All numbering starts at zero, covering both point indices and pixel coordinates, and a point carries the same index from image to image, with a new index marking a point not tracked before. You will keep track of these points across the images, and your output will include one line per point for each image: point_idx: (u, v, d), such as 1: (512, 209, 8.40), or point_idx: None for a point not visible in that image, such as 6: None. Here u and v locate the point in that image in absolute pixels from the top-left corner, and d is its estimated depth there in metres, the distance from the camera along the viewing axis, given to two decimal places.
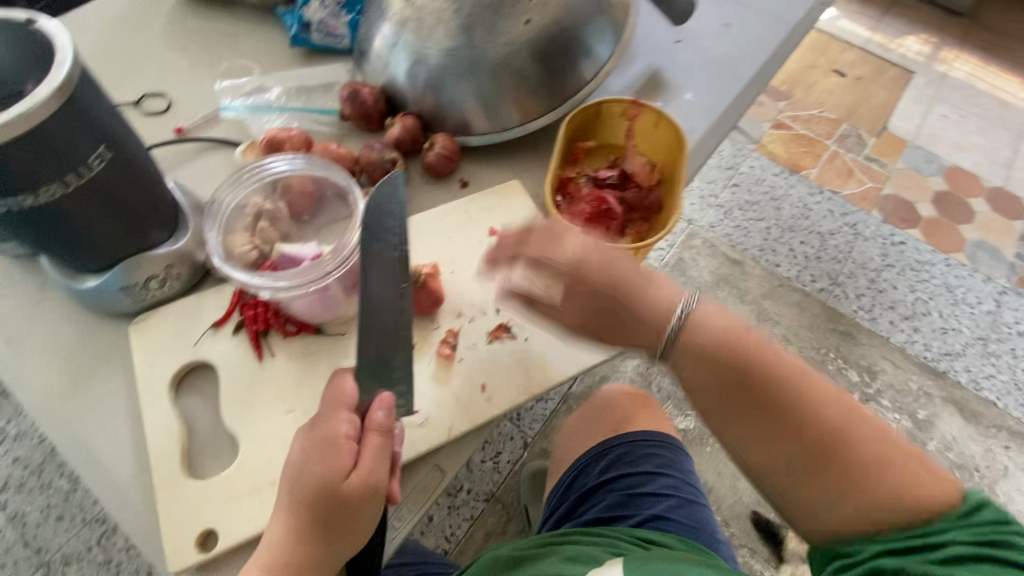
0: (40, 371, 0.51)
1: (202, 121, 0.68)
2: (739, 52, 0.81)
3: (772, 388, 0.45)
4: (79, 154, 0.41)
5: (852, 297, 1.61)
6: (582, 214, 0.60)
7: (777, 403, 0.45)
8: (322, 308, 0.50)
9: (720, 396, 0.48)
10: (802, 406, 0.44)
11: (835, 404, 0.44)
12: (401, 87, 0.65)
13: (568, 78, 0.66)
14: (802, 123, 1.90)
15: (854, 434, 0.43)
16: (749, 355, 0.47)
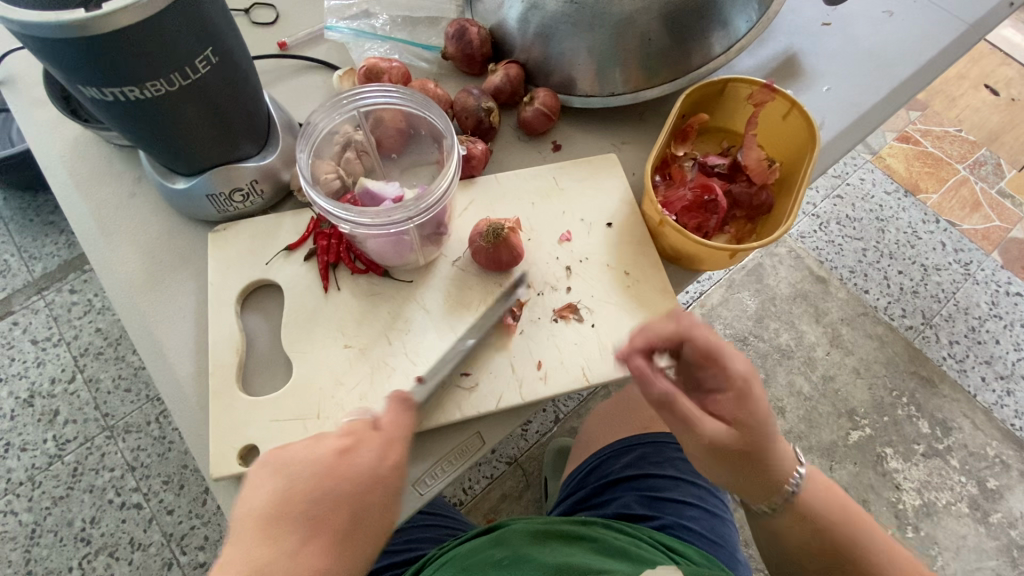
0: (124, 260, 0.53)
1: (305, 38, 0.67)
2: (895, 47, 0.70)
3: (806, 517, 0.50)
4: (188, 54, 0.40)
5: (944, 342, 1.45)
6: (681, 201, 0.54)
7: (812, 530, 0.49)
8: (394, 252, 0.49)
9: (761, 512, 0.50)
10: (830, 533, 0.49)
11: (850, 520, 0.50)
12: (511, 32, 0.61)
13: (694, 48, 0.59)
14: (933, 140, 1.69)
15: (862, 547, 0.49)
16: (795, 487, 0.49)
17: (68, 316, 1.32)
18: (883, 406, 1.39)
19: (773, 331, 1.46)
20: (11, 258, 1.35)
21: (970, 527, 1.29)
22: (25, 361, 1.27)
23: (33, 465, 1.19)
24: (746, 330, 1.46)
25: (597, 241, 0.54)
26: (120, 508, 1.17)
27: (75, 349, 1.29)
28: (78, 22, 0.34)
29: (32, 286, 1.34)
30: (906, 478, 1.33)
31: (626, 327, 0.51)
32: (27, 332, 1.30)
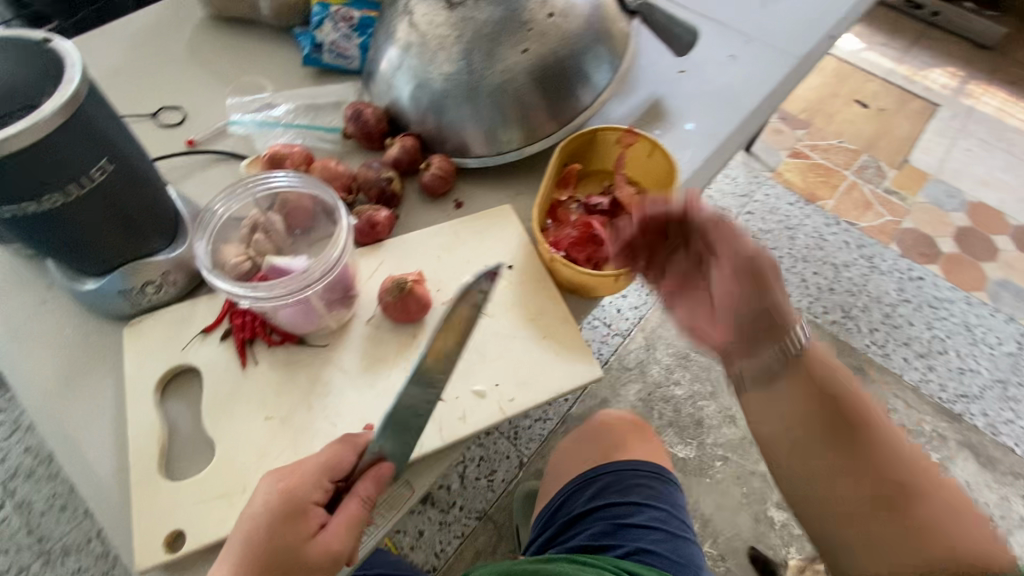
0: (39, 367, 0.53)
1: (214, 133, 0.71)
2: (741, 84, 0.82)
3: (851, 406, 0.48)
4: (83, 166, 0.44)
5: (865, 331, 1.57)
6: (567, 238, 0.60)
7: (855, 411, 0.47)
8: (305, 320, 0.52)
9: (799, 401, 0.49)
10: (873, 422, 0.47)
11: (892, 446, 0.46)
12: (403, 108, 0.68)
13: (565, 104, 0.67)
14: (820, 153, 1.89)
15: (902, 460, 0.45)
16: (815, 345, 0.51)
17: None
18: None
19: None
20: None
21: None
22: None
23: None
24: (689, 346, 1.53)
25: (500, 284, 0.59)
26: None
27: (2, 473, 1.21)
28: None
29: None
30: None
31: (532, 357, 0.55)
32: None
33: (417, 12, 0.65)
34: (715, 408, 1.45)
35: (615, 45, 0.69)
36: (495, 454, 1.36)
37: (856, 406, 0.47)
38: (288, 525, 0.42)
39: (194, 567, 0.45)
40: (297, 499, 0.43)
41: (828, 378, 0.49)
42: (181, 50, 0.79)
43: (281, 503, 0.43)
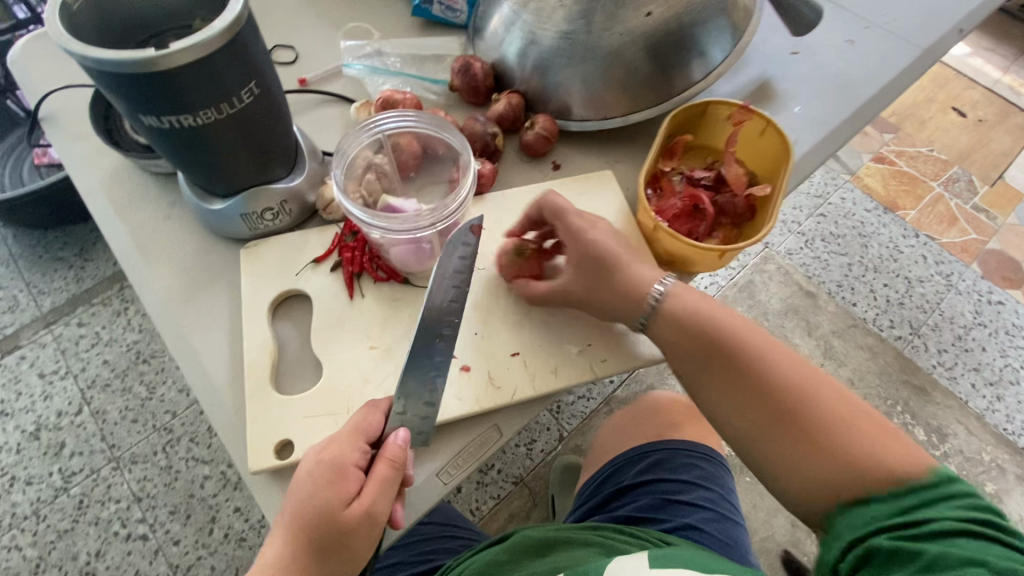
0: (162, 277, 0.57)
1: (324, 75, 0.73)
2: (858, 72, 0.77)
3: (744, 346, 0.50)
4: (234, 87, 0.46)
5: (932, 351, 1.50)
6: (671, 209, 0.60)
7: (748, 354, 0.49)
8: (415, 260, 0.53)
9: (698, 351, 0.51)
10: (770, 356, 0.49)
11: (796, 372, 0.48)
12: (511, 65, 0.67)
13: (678, 75, 0.65)
14: (907, 160, 1.78)
15: (815, 400, 0.47)
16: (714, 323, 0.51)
17: (76, 348, 1.34)
18: None
19: None
20: (21, 294, 1.38)
21: None
22: (32, 395, 1.29)
23: (38, 499, 1.19)
24: None
25: None
26: (126, 540, 1.17)
27: (82, 381, 1.31)
28: (148, 60, 0.40)
29: (41, 320, 1.36)
30: None
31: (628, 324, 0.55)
32: (34, 365, 1.32)
33: None
34: None
35: (736, 17, 0.66)
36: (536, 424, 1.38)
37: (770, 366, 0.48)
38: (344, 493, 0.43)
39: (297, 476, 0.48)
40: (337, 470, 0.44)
41: (709, 326, 0.51)
42: None
43: (333, 466, 0.44)
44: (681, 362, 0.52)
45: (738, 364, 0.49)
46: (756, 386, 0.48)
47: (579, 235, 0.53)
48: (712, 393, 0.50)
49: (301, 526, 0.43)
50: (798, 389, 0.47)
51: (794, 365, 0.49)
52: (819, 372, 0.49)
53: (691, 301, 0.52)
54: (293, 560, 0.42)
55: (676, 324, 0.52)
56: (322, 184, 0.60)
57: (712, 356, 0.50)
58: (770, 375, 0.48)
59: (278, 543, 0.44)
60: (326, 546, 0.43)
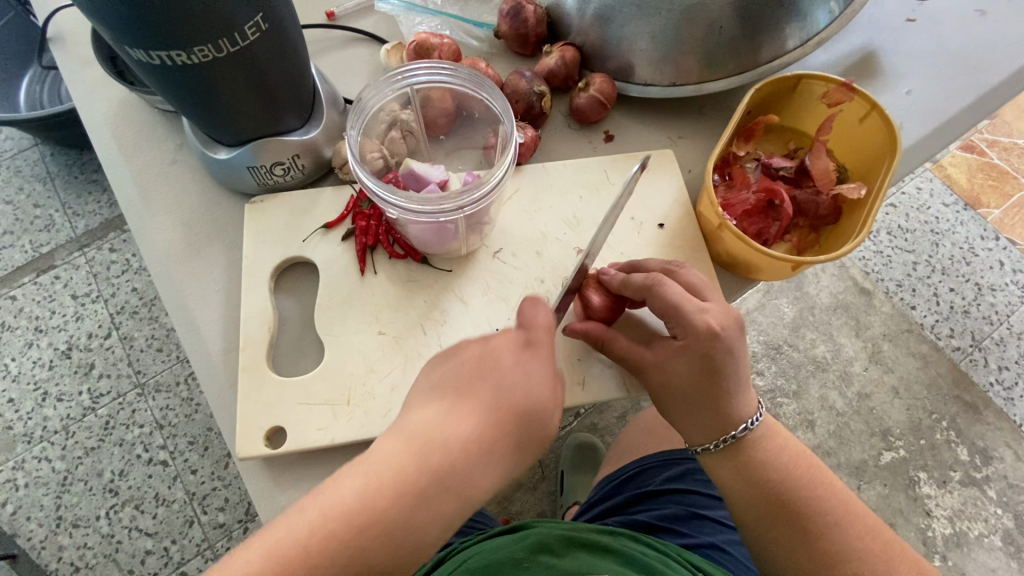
0: (164, 227, 0.52)
1: (355, 8, 0.64)
2: (987, 49, 0.64)
3: (807, 494, 0.43)
4: (238, 19, 0.38)
5: (992, 367, 1.37)
6: (742, 204, 0.51)
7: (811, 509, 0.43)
8: (435, 240, 0.47)
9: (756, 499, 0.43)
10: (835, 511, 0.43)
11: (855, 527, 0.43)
12: (568, 12, 0.57)
13: (768, 39, 0.54)
14: (1000, 151, 1.58)
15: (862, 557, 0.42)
16: (782, 461, 0.44)
17: (106, 274, 1.35)
18: (920, 429, 1.32)
19: (809, 341, 1.40)
20: (56, 214, 1.38)
21: (1002, 561, 1.23)
22: (64, 315, 1.31)
23: (68, 416, 1.23)
24: (781, 338, 1.40)
25: (646, 242, 0.52)
26: (147, 464, 1.21)
27: (112, 307, 1.32)
28: None
29: (74, 242, 1.37)
30: (938, 505, 1.27)
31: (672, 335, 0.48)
32: (67, 286, 1.33)
33: None
34: (793, 408, 1.34)
35: None
36: None
37: (834, 526, 0.43)
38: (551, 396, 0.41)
39: (289, 466, 0.44)
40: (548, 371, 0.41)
41: (776, 474, 0.43)
42: None
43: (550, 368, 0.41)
44: (739, 498, 0.44)
45: (812, 528, 0.43)
46: (825, 555, 0.42)
47: (691, 342, 0.42)
48: (767, 543, 0.44)
49: (506, 411, 0.39)
50: (867, 563, 0.42)
51: (854, 513, 0.44)
52: (890, 541, 0.44)
53: (772, 444, 0.44)
54: (488, 449, 0.37)
55: (748, 468, 0.44)
56: (341, 139, 0.53)
57: (783, 510, 0.43)
58: (844, 550, 0.42)
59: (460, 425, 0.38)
60: (518, 444, 0.39)
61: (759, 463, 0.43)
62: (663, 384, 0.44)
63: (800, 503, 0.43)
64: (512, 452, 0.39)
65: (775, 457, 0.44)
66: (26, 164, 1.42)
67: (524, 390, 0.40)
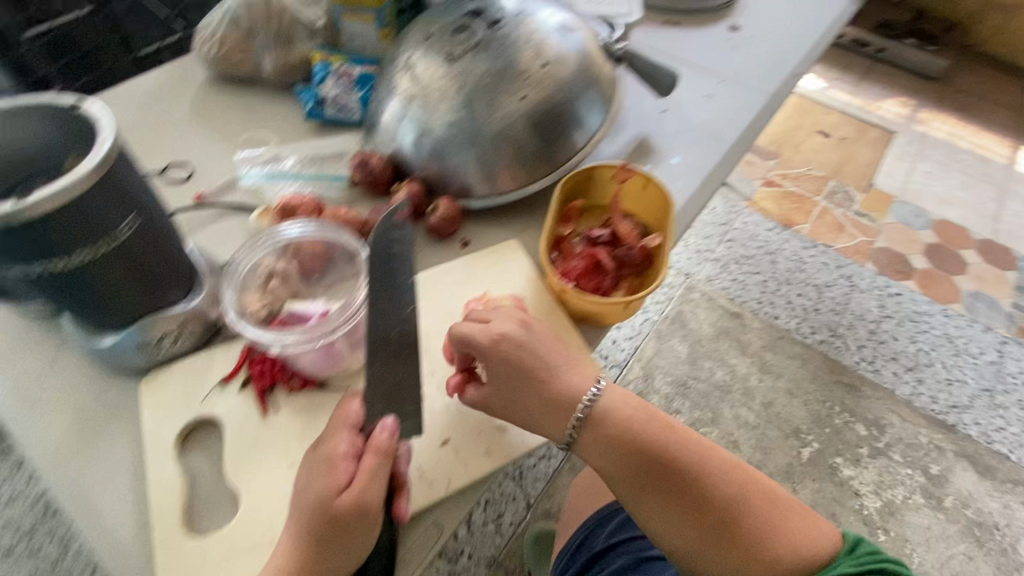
0: (51, 428, 0.52)
1: (221, 186, 0.73)
2: (721, 119, 0.87)
3: (674, 458, 0.51)
4: (113, 222, 0.45)
5: (852, 348, 1.61)
6: (575, 270, 0.63)
7: (679, 468, 0.51)
8: (327, 364, 0.52)
9: (631, 472, 0.51)
10: (701, 470, 0.51)
11: (721, 472, 0.52)
12: (406, 156, 0.71)
13: (561, 145, 0.70)
14: (791, 180, 1.98)
15: (737, 500, 0.51)
16: (645, 434, 0.52)
17: None
18: (822, 419, 1.49)
19: (708, 370, 1.56)
20: None
21: (931, 516, 1.36)
22: None
23: None
24: (685, 374, 1.55)
25: None
26: None
27: None
28: (8, 213, 0.38)
29: None
30: (862, 482, 1.40)
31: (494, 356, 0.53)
32: None
33: (418, 68, 0.69)
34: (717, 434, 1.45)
35: (604, 89, 0.73)
36: (502, 496, 1.32)
37: (696, 475, 0.51)
38: (308, 506, 0.43)
39: None
40: (291, 509, 0.45)
41: (639, 442, 0.52)
42: (185, 112, 0.82)
43: (291, 501, 0.45)
44: (620, 472, 0.52)
45: (678, 479, 0.51)
46: (695, 502, 0.51)
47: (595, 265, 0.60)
48: (654, 504, 0.51)
49: (303, 519, 0.44)
50: (729, 497, 0.51)
51: (718, 462, 0.53)
52: (745, 478, 0.53)
53: (627, 414, 0.53)
54: (303, 549, 0.43)
55: (611, 444, 0.52)
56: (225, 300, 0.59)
57: (651, 470, 0.51)
58: (710, 495, 0.51)
59: (284, 538, 0.44)
60: (329, 535, 0.43)
61: (626, 439, 0.52)
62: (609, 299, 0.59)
63: (664, 461, 0.51)
64: (327, 545, 0.43)
65: (641, 428, 0.52)
66: None
67: (310, 492, 0.44)
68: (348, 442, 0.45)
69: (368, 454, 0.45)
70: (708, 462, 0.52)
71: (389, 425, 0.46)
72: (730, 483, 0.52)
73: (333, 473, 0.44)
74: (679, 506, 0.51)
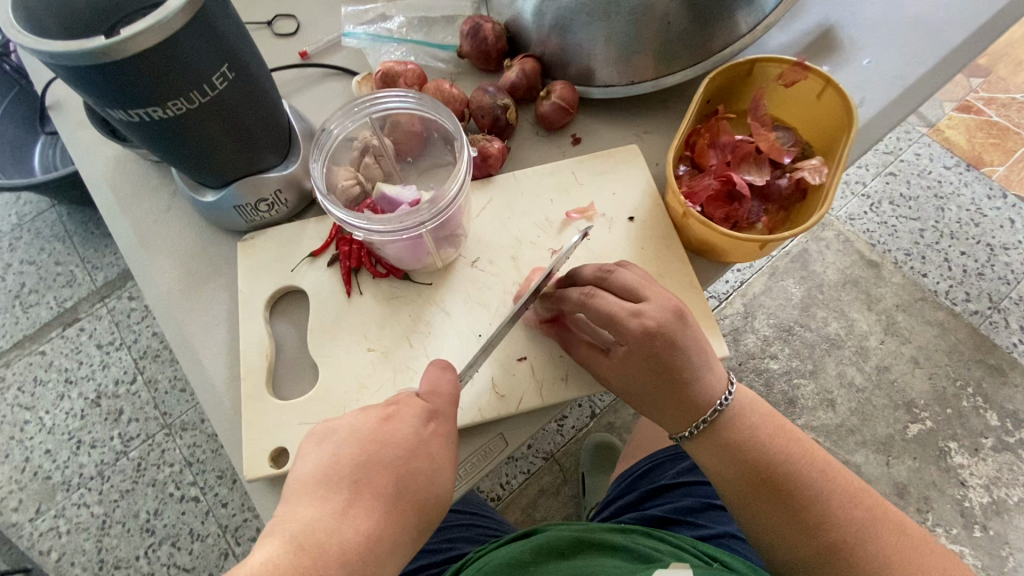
0: (163, 271, 0.55)
1: (326, 46, 0.68)
2: (945, 11, 0.64)
3: (790, 466, 0.45)
4: (205, 73, 0.42)
5: (1014, 328, 1.34)
6: (706, 190, 0.52)
7: (795, 477, 0.45)
8: (412, 256, 0.49)
9: (746, 480, 0.46)
10: (824, 479, 0.45)
11: (847, 494, 0.45)
12: (526, 26, 0.60)
13: (717, 28, 0.56)
14: (999, 108, 1.55)
15: (861, 530, 0.44)
16: (767, 442, 0.46)
17: (128, 321, 1.40)
18: (945, 398, 1.30)
19: (821, 320, 1.38)
20: (76, 269, 1.44)
21: None
22: (92, 364, 1.36)
23: (102, 461, 1.28)
24: (792, 319, 1.38)
25: (618, 237, 0.54)
26: (180, 501, 1.24)
27: (135, 352, 1.37)
28: (100, 50, 0.36)
29: (96, 294, 1.43)
30: (972, 474, 1.24)
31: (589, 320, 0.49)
32: (92, 337, 1.39)
33: None
34: (812, 389, 1.32)
35: None
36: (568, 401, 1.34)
37: (815, 492, 0.45)
38: (416, 482, 0.40)
39: None
40: (387, 480, 0.39)
41: (756, 441, 0.46)
42: None
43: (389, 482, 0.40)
44: (729, 478, 0.46)
45: (796, 492, 0.45)
46: (808, 517, 0.44)
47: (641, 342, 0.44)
48: (768, 520, 0.46)
49: (399, 498, 0.40)
50: (851, 525, 0.44)
51: (844, 481, 0.46)
52: (879, 508, 0.46)
53: (755, 421, 0.46)
54: (382, 535, 0.38)
55: (727, 446, 0.46)
56: None
57: (758, 479, 0.45)
58: (834, 511, 0.44)
59: (360, 513, 0.38)
60: (414, 522, 0.40)
61: (748, 446, 0.46)
62: (627, 386, 0.46)
63: (781, 470, 0.45)
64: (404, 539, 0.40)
65: (764, 434, 0.46)
66: (45, 225, 1.48)
67: (419, 472, 0.41)
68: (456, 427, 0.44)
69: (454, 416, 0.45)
70: (830, 477, 0.46)
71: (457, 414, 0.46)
72: (851, 508, 0.45)
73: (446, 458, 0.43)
74: (784, 528, 0.45)
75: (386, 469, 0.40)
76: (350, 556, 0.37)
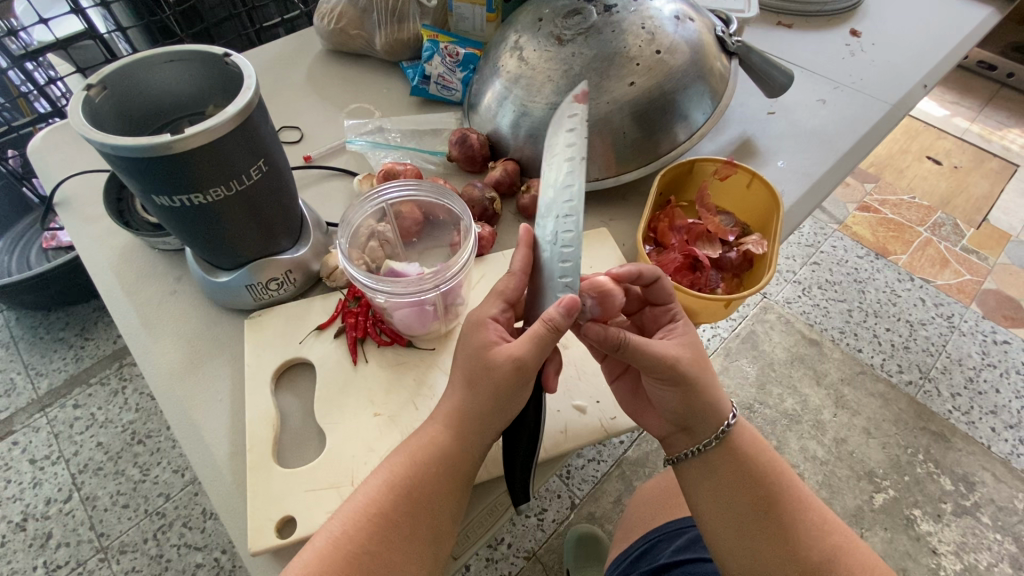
0: (165, 351, 0.57)
1: (328, 151, 0.77)
2: (833, 127, 0.82)
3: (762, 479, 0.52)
4: (244, 165, 0.48)
5: (945, 395, 1.47)
6: (672, 263, 0.62)
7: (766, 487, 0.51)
8: (418, 322, 0.54)
9: (727, 488, 0.52)
10: (788, 493, 0.52)
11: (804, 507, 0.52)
12: (504, 135, 0.71)
13: (663, 137, 0.68)
14: (891, 208, 1.83)
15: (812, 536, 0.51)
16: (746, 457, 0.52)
17: (70, 431, 1.28)
18: (901, 465, 1.36)
19: (777, 397, 1.46)
20: (17, 376, 1.34)
21: None
22: (21, 483, 1.21)
23: None
24: (751, 397, 1.46)
25: None
26: None
27: (74, 466, 1.23)
28: (164, 145, 0.42)
29: (36, 403, 1.31)
30: (941, 541, 1.26)
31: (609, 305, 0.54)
32: (25, 451, 1.25)
33: (527, 48, 0.68)
34: None
35: (713, 83, 0.71)
36: (546, 492, 1.30)
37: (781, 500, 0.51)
38: (470, 388, 0.47)
39: None
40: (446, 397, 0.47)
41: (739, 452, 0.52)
42: (300, 80, 0.87)
43: (431, 436, 0.46)
44: (716, 484, 0.52)
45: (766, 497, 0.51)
46: (775, 520, 0.51)
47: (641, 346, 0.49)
48: (744, 527, 0.51)
49: (456, 406, 0.47)
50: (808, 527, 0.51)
51: (801, 492, 0.53)
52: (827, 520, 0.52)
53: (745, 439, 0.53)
54: (448, 436, 0.46)
55: (721, 457, 0.52)
56: (326, 253, 0.62)
57: (740, 485, 0.51)
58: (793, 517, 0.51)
59: (431, 422, 0.47)
60: (480, 425, 0.46)
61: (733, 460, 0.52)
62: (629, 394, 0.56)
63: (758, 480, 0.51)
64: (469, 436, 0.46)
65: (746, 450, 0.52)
66: None
67: (472, 382, 0.47)
68: (522, 344, 0.45)
69: (544, 334, 0.45)
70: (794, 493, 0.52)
71: (566, 302, 0.45)
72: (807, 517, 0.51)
73: (500, 400, 0.46)
74: (749, 532, 0.51)
75: (428, 430, 0.47)
76: (425, 454, 0.45)
